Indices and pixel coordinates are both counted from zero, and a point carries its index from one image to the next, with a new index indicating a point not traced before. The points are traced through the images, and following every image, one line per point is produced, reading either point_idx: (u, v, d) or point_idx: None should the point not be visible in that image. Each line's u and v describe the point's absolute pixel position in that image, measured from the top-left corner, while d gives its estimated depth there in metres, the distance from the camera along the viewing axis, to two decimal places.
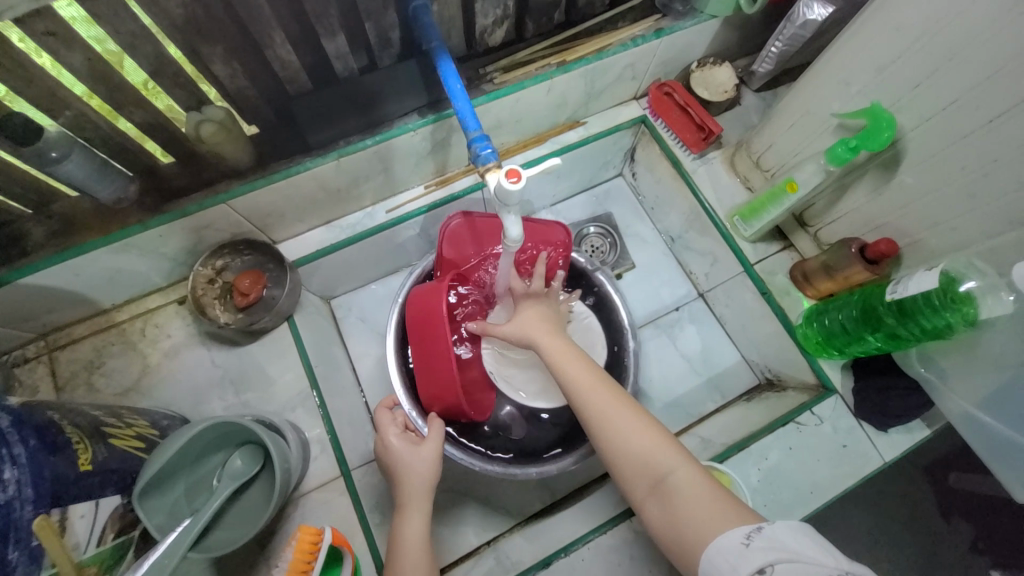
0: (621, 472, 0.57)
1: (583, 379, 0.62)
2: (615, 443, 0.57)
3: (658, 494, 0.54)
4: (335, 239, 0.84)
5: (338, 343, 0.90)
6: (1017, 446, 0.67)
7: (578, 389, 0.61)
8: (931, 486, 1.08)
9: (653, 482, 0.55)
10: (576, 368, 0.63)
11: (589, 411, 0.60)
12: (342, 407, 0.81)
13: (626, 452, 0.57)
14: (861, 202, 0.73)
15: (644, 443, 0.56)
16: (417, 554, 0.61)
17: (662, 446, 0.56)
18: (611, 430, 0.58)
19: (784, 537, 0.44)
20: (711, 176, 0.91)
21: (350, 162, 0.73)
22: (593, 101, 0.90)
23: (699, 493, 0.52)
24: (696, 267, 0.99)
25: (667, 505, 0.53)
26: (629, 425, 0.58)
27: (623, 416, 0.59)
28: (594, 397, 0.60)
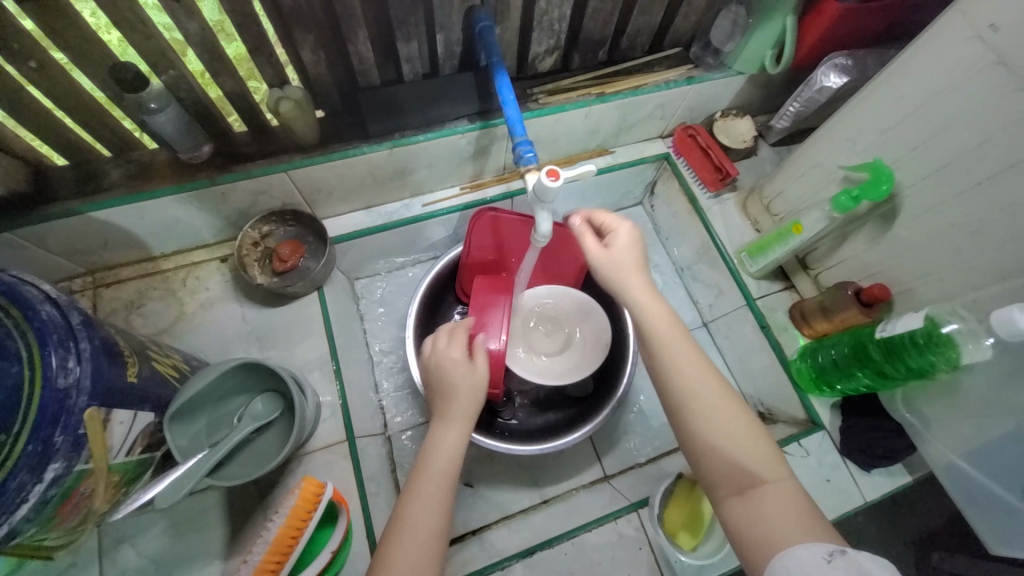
0: (708, 465, 0.53)
1: (688, 368, 0.56)
2: (710, 437, 0.53)
3: (745, 498, 0.50)
4: (372, 224, 0.91)
5: (357, 320, 0.95)
6: (994, 497, 0.70)
7: (676, 368, 0.56)
8: None
9: (745, 485, 0.50)
10: (678, 341, 0.58)
11: (683, 396, 0.55)
12: (354, 378, 0.85)
13: (720, 448, 0.52)
14: (859, 250, 0.80)
15: (740, 443, 0.52)
16: (447, 468, 0.59)
17: (759, 450, 0.52)
18: (703, 419, 0.53)
19: (872, 566, 0.41)
20: (724, 215, 0.98)
21: (401, 153, 0.81)
22: (624, 133, 0.99)
23: (794, 510, 0.48)
24: (701, 297, 1.05)
25: (751, 509, 0.49)
26: (725, 422, 0.53)
27: (724, 414, 0.54)
28: (699, 386, 0.55)
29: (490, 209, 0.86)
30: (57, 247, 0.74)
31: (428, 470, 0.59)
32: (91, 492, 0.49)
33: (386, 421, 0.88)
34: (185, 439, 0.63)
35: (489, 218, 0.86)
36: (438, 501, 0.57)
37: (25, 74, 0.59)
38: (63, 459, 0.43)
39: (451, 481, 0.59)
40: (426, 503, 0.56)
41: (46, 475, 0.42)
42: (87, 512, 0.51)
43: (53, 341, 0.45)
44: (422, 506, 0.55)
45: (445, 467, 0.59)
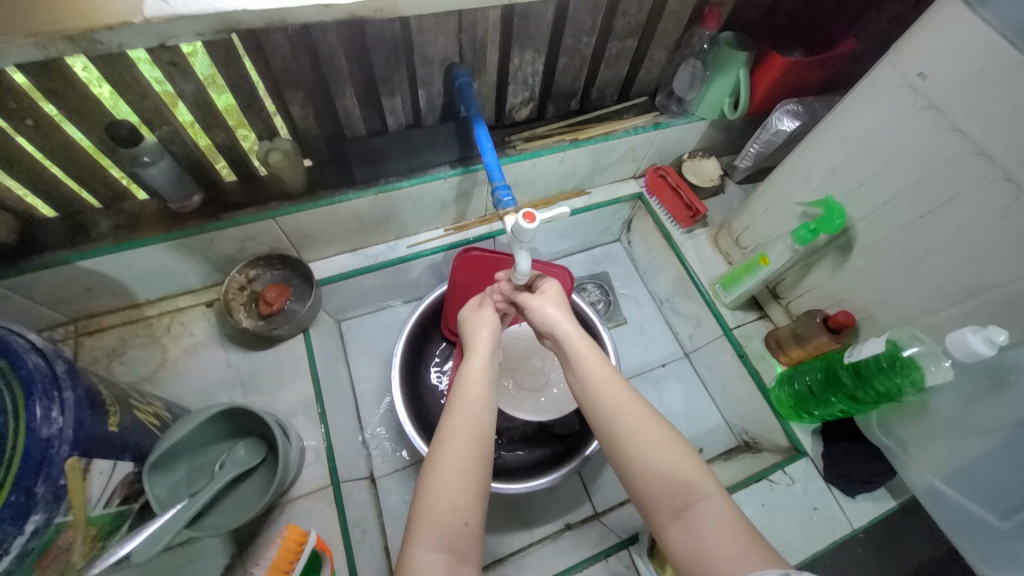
0: (645, 496, 0.51)
1: (613, 392, 0.56)
2: (639, 464, 0.51)
3: (682, 522, 0.48)
4: (358, 266, 0.94)
5: (343, 362, 0.95)
6: (977, 518, 0.70)
7: (598, 394, 0.56)
8: None
9: (677, 508, 0.49)
10: (601, 366, 0.58)
11: (609, 421, 0.54)
12: (339, 421, 0.85)
13: (649, 473, 0.51)
14: (824, 279, 0.84)
15: (670, 463, 0.51)
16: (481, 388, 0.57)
17: (689, 470, 0.50)
18: (631, 445, 0.52)
19: None
20: (697, 249, 1.03)
21: (386, 198, 0.85)
22: (598, 174, 1.05)
23: (731, 530, 0.46)
24: (681, 328, 1.07)
25: (694, 537, 0.46)
26: (654, 443, 0.52)
27: (649, 436, 0.52)
28: (622, 411, 0.54)
29: (469, 250, 0.91)
30: (41, 297, 0.74)
31: (459, 402, 0.55)
32: (70, 545, 0.47)
33: (371, 464, 0.87)
34: (165, 488, 0.62)
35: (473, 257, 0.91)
36: (477, 428, 0.53)
37: (22, 131, 0.61)
38: (43, 510, 0.43)
39: (486, 407, 0.55)
40: (463, 429, 0.53)
41: (27, 526, 0.42)
42: (60, 569, 0.48)
43: (39, 390, 0.45)
44: (461, 423, 0.53)
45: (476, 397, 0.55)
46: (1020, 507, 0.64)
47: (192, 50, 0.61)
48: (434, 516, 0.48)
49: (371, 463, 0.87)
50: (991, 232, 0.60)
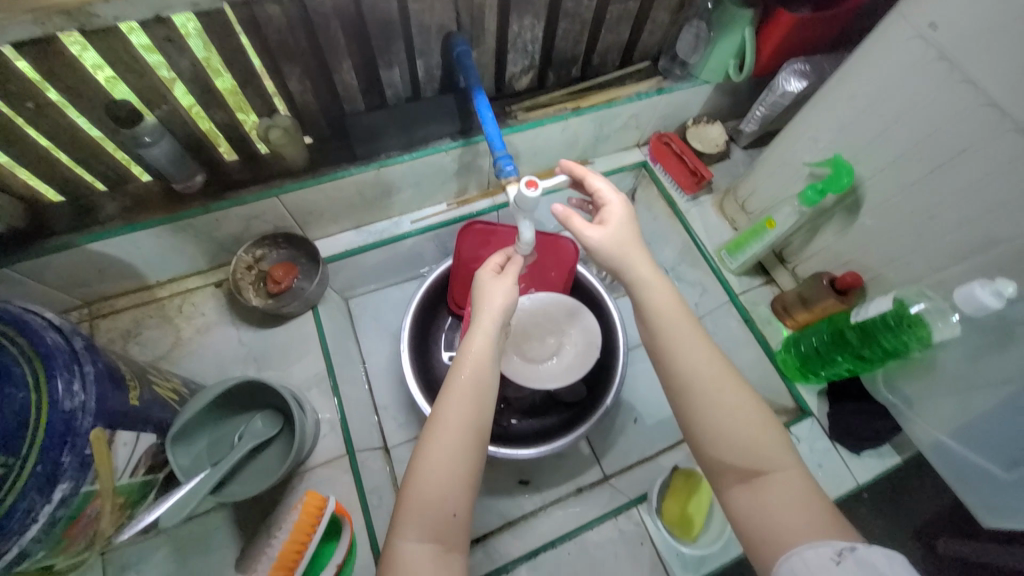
0: (715, 455, 0.51)
1: (690, 353, 0.54)
2: (717, 426, 0.52)
3: (751, 486, 0.49)
4: (363, 243, 0.94)
5: (352, 337, 0.97)
6: (981, 470, 0.72)
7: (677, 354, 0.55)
8: None
9: (749, 474, 0.49)
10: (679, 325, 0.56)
11: (686, 381, 0.53)
12: (352, 394, 0.86)
13: (726, 437, 0.51)
14: (830, 241, 0.83)
15: (743, 429, 0.51)
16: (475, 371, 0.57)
17: (763, 438, 0.51)
18: (708, 408, 0.52)
19: (880, 563, 0.39)
20: (702, 216, 1.03)
21: (387, 173, 0.84)
22: (601, 143, 1.04)
23: (801, 497, 0.47)
24: (686, 296, 1.08)
25: (760, 499, 0.47)
26: (730, 409, 0.52)
27: (729, 404, 0.52)
28: (700, 372, 0.53)
29: (472, 222, 0.91)
30: (54, 281, 0.75)
31: (456, 383, 0.56)
32: (97, 514, 0.50)
33: (385, 435, 0.90)
34: (189, 458, 0.64)
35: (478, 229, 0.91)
36: (469, 418, 0.54)
37: (19, 113, 0.61)
38: (70, 479, 0.44)
39: (480, 393, 0.56)
40: (455, 419, 0.54)
41: (54, 495, 0.44)
42: (94, 535, 0.52)
43: (60, 365, 0.46)
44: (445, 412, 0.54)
45: (472, 382, 0.56)
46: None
47: (186, 32, 0.61)
48: (422, 503, 0.50)
49: (385, 434, 0.90)
50: (1001, 185, 0.59)
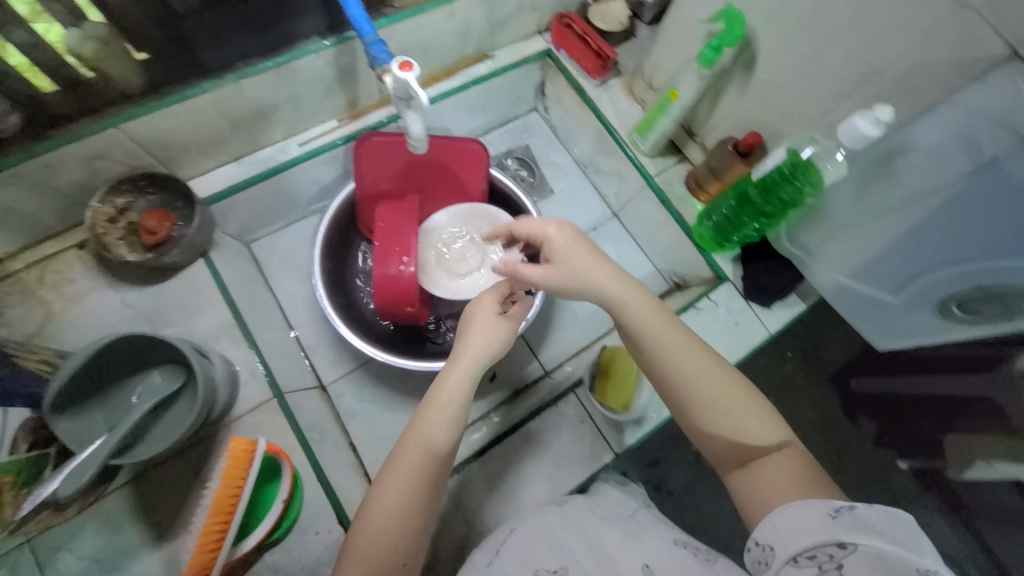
0: (712, 447, 0.57)
1: (693, 362, 0.58)
2: (710, 421, 0.56)
3: (747, 469, 0.55)
4: (247, 176, 0.83)
5: (262, 282, 0.90)
6: (875, 302, 0.77)
7: (678, 365, 0.58)
8: (834, 387, 1.26)
9: (747, 458, 0.55)
10: (681, 342, 0.59)
11: (689, 394, 0.57)
12: (271, 338, 0.81)
13: (721, 430, 0.56)
14: (732, 105, 0.82)
15: (747, 424, 0.55)
16: (451, 407, 0.59)
17: (761, 426, 0.56)
18: (710, 412, 0.56)
19: (877, 521, 0.44)
20: (612, 101, 0.98)
21: (252, 86, 0.74)
22: (498, 32, 0.94)
23: (794, 472, 0.52)
24: (607, 189, 1.07)
25: (756, 476, 0.53)
26: (733, 408, 0.56)
27: (719, 394, 0.57)
28: (700, 380, 0.57)
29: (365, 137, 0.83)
30: None
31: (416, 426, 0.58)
32: None
33: (319, 374, 0.87)
34: (81, 428, 0.59)
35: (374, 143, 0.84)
36: (421, 466, 0.56)
37: None
38: None
39: (443, 443, 0.57)
40: (411, 465, 0.56)
41: None
42: None
43: None
44: (410, 454, 0.57)
45: (436, 430, 0.57)
46: (908, 279, 0.72)
47: None
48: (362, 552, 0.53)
49: (319, 373, 0.88)
50: (881, 9, 0.57)
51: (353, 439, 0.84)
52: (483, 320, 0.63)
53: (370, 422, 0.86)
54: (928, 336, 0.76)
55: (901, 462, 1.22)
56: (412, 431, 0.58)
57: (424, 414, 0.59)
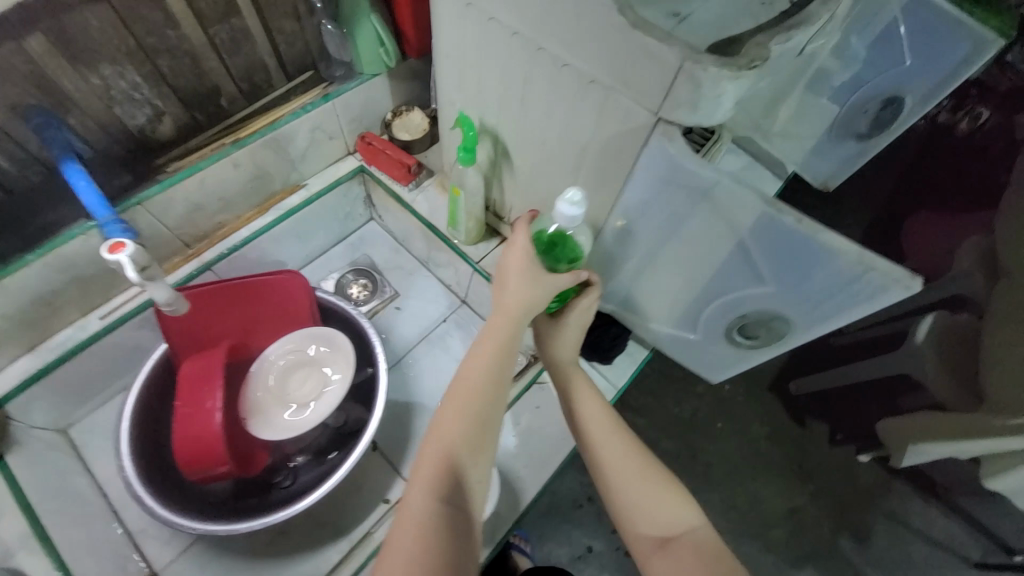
0: (626, 525, 0.55)
1: (611, 441, 0.60)
2: (622, 492, 0.56)
3: (664, 551, 0.51)
4: (42, 363, 0.79)
5: (81, 474, 0.83)
6: (684, 341, 0.79)
7: (596, 443, 0.60)
8: (777, 397, 1.35)
9: (659, 540, 0.52)
10: (603, 426, 0.61)
11: (604, 463, 0.58)
12: (78, 537, 0.73)
13: (631, 505, 0.55)
14: (511, 189, 0.87)
15: (663, 502, 0.54)
16: (495, 381, 0.54)
17: (679, 505, 0.54)
18: (624, 482, 0.56)
19: None
20: (428, 200, 1.03)
21: (17, 283, 0.71)
22: (301, 165, 0.99)
23: (711, 555, 0.49)
24: (449, 278, 1.09)
25: (675, 559, 0.50)
26: (650, 488, 0.55)
27: (632, 463, 0.57)
28: (620, 459, 0.58)
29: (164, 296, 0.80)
30: None
31: (453, 399, 0.52)
32: None
33: (150, 560, 0.80)
34: None
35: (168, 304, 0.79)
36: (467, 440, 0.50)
37: None
38: None
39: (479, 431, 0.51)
40: (452, 443, 0.50)
41: None
42: None
43: None
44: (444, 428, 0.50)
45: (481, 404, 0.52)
46: (694, 319, 0.73)
47: None
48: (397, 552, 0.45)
49: (148, 562, 0.80)
50: (557, 103, 0.63)
51: None
52: (524, 258, 0.59)
53: None
54: (736, 364, 0.76)
55: (862, 457, 1.23)
56: (452, 405, 0.52)
57: (471, 381, 0.53)
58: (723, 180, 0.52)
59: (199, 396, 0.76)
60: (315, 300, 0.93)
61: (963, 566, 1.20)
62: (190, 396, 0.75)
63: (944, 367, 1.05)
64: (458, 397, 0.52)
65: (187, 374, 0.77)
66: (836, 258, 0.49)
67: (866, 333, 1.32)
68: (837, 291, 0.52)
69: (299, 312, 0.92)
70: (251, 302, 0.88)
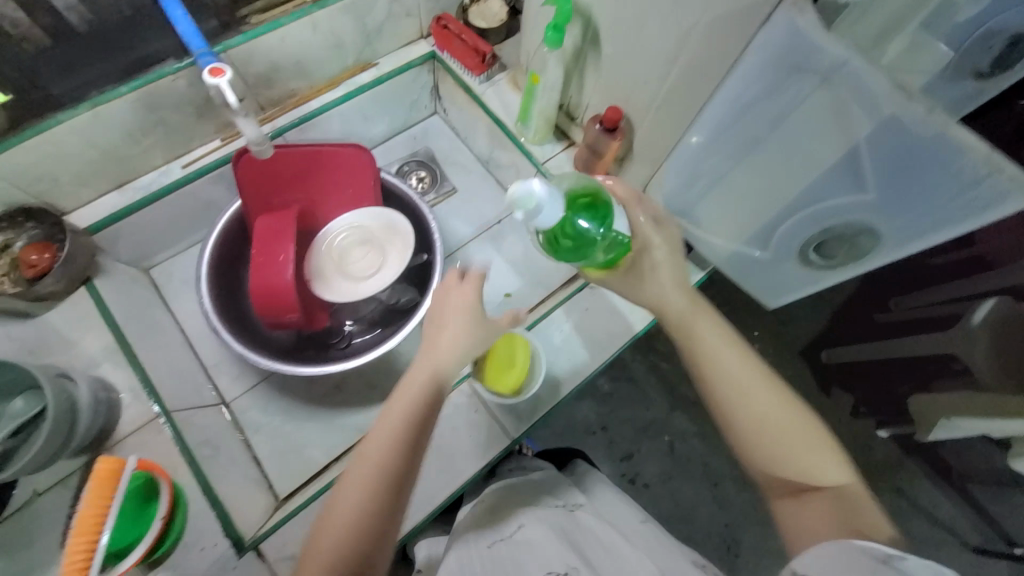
0: (752, 464, 0.55)
1: (740, 382, 0.56)
2: (748, 438, 0.54)
3: (796, 496, 0.52)
4: (130, 201, 0.85)
5: (161, 308, 0.91)
6: (752, 261, 0.79)
7: (721, 383, 0.56)
8: (807, 365, 1.30)
9: (801, 489, 0.52)
10: (729, 364, 0.57)
11: (731, 405, 0.55)
12: (162, 360, 0.81)
13: (758, 448, 0.54)
14: (592, 84, 0.83)
15: (798, 447, 0.53)
16: (439, 398, 0.58)
17: (815, 452, 0.53)
18: (753, 425, 0.54)
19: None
20: (498, 95, 1.00)
21: (111, 113, 0.74)
22: (375, 42, 0.96)
23: (843, 505, 0.50)
24: (509, 181, 1.08)
25: (807, 505, 0.51)
26: (786, 433, 0.53)
27: (763, 406, 0.54)
28: (751, 401, 0.55)
29: (243, 151, 0.82)
30: None
31: (397, 406, 0.57)
32: None
33: (222, 390, 0.90)
34: None
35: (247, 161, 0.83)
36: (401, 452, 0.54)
37: None
38: None
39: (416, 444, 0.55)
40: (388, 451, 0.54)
41: None
42: None
43: None
44: (382, 437, 0.55)
45: (419, 418, 0.56)
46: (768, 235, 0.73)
47: None
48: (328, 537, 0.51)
49: (221, 391, 0.90)
50: None
51: (258, 454, 0.85)
52: (471, 299, 0.61)
53: (277, 433, 0.88)
54: (807, 284, 0.77)
55: (880, 430, 1.25)
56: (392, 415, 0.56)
57: (416, 394, 0.57)
58: (852, 61, 0.50)
59: (271, 249, 0.79)
60: (380, 180, 0.94)
61: (960, 547, 1.21)
62: (263, 248, 0.79)
63: (993, 346, 0.99)
64: (401, 408, 0.56)
65: (261, 228, 0.81)
66: (962, 158, 0.47)
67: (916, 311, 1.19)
68: (949, 199, 0.51)
69: (362, 189, 0.93)
70: (320, 172, 0.90)
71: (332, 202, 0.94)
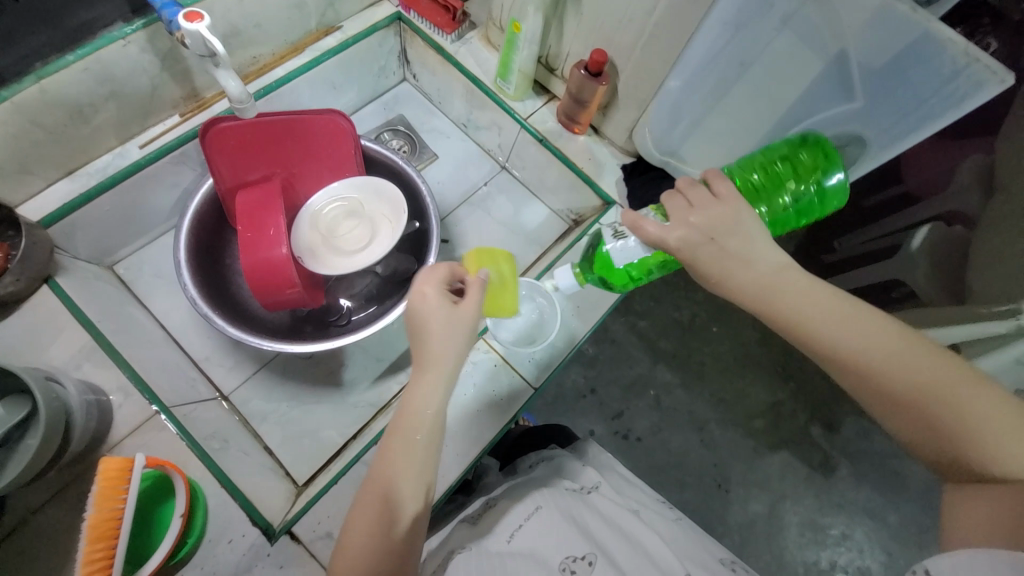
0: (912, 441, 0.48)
1: (884, 360, 0.49)
2: (896, 415, 0.48)
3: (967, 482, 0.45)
4: (85, 187, 0.76)
5: (135, 304, 0.85)
6: None
7: (860, 363, 0.50)
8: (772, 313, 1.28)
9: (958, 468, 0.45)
10: (862, 342, 0.50)
11: (874, 384, 0.49)
12: (149, 356, 0.74)
13: (910, 427, 0.47)
14: (573, 30, 0.82)
15: (964, 426, 0.45)
16: (431, 424, 0.54)
17: (994, 432, 0.44)
18: (900, 406, 0.48)
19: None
20: (472, 53, 0.97)
21: (58, 86, 0.66)
22: (337, 2, 0.91)
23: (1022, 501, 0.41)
24: (490, 142, 1.07)
25: (981, 495, 0.43)
26: (945, 412, 0.46)
27: (909, 384, 0.47)
28: (895, 378, 0.48)
29: (215, 122, 0.75)
30: None
31: (393, 432, 0.54)
32: None
33: (217, 384, 0.85)
34: None
35: (217, 134, 0.76)
36: (392, 489, 0.52)
37: None
38: None
39: (415, 477, 0.53)
40: (377, 487, 0.52)
41: None
42: None
43: None
44: (380, 472, 0.53)
45: (413, 445, 0.53)
46: None
47: None
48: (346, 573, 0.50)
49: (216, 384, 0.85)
50: None
51: (268, 443, 0.81)
52: (437, 311, 0.56)
53: (286, 418, 0.84)
54: None
55: None
56: (388, 447, 0.54)
57: (407, 415, 0.54)
58: None
59: (258, 225, 0.74)
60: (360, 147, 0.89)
61: None
62: (251, 224, 0.74)
63: (932, 269, 1.07)
64: (392, 439, 0.54)
65: (244, 204, 0.76)
66: (943, 50, 0.51)
67: (863, 249, 1.27)
68: (931, 93, 0.55)
69: (343, 158, 0.88)
70: (294, 142, 0.84)
71: (312, 174, 0.88)
